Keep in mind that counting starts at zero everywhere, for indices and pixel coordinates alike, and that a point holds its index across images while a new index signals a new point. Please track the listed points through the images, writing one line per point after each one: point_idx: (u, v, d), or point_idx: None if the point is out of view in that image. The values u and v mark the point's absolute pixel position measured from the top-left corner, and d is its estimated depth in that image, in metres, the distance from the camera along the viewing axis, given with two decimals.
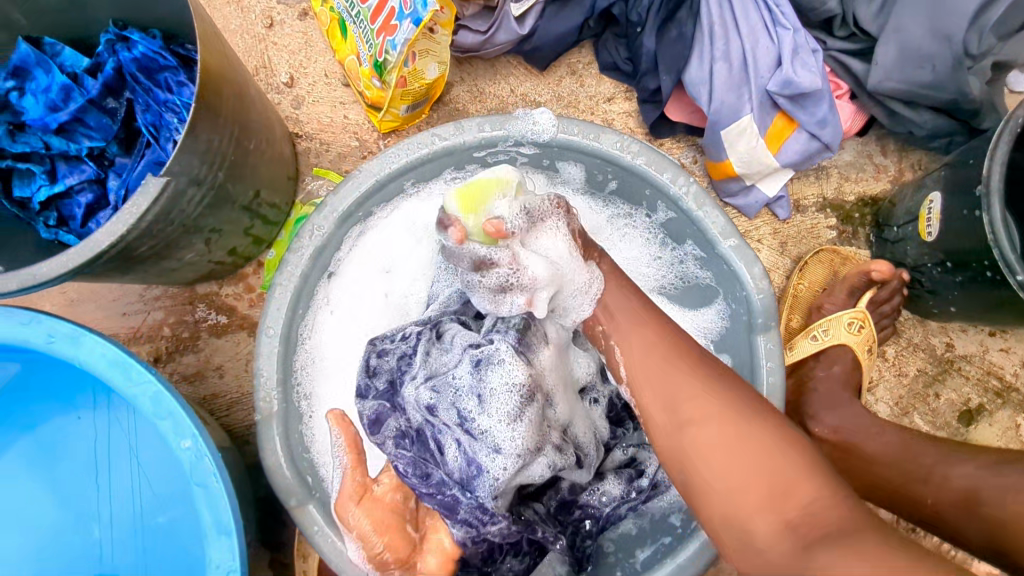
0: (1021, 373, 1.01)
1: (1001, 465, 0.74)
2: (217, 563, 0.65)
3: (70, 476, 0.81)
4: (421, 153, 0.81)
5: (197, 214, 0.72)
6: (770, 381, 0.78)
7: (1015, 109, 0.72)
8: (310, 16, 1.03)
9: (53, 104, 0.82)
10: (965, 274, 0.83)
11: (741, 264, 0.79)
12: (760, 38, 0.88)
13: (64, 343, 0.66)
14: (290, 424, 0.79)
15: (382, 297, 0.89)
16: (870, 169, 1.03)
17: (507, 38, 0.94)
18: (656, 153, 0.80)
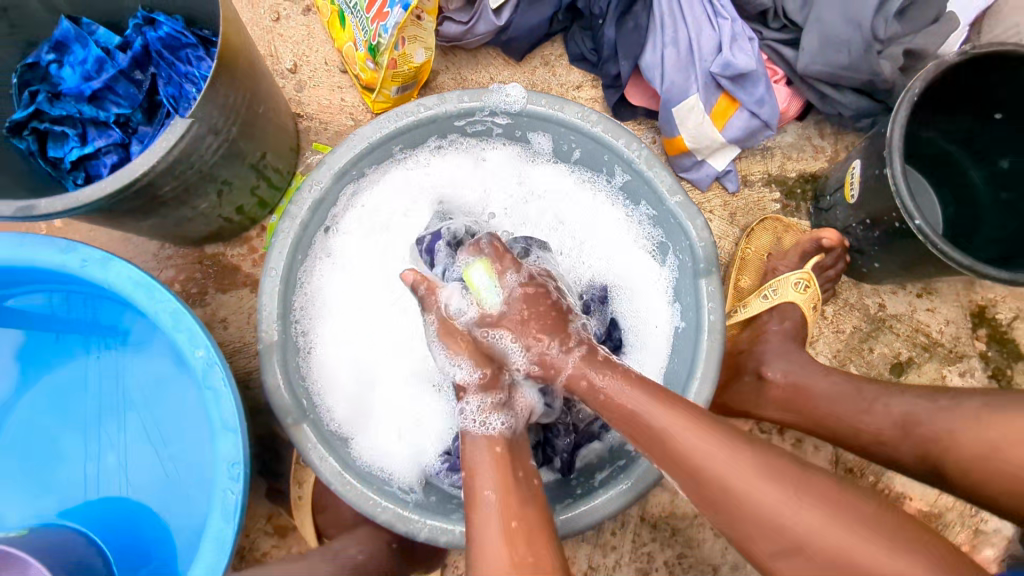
0: (946, 330, 1.13)
1: (934, 394, 0.79)
2: (224, 456, 0.75)
3: (88, 405, 0.90)
4: (409, 121, 0.90)
5: (213, 162, 0.84)
6: (710, 318, 0.88)
7: (912, 82, 0.85)
8: (312, 11, 1.16)
9: (87, 75, 0.94)
10: (882, 228, 0.96)
11: (685, 218, 0.90)
12: (703, 28, 1.02)
13: (96, 267, 0.77)
14: (288, 354, 0.88)
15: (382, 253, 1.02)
16: (810, 150, 1.14)
17: (487, 29, 1.07)
18: (614, 123, 0.91)
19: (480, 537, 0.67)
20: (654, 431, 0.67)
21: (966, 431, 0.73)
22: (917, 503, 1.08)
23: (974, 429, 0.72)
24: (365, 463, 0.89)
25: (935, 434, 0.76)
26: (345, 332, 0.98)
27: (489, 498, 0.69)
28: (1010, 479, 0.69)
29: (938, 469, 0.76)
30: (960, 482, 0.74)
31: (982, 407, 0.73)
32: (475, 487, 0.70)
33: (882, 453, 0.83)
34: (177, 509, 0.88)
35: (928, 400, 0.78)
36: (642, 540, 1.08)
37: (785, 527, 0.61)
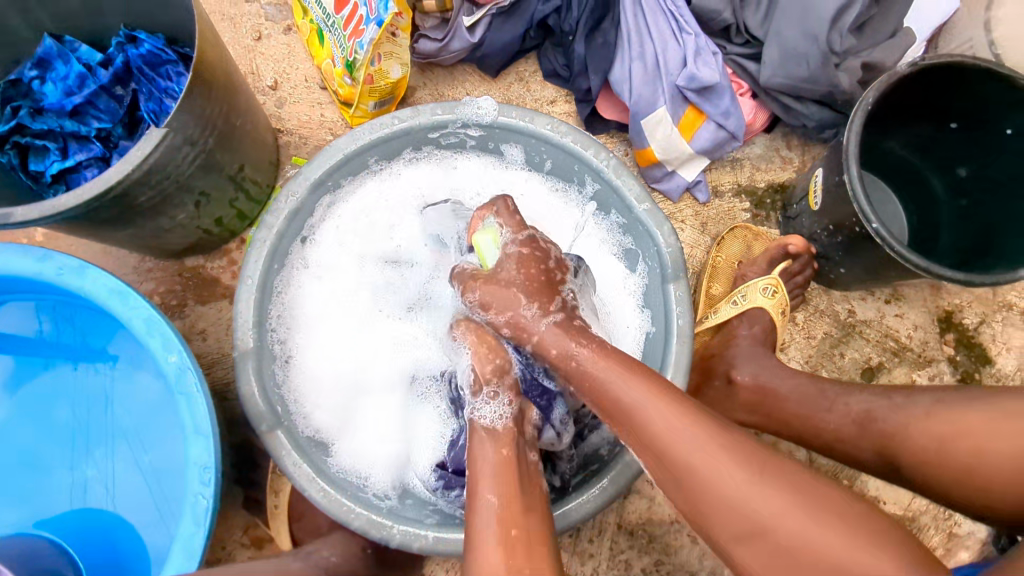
0: (914, 335, 1.15)
1: (889, 392, 0.82)
2: (195, 460, 0.75)
3: (66, 415, 0.91)
4: (383, 133, 0.92)
5: (190, 173, 0.86)
6: (679, 322, 0.90)
7: (866, 92, 0.90)
8: (293, 31, 1.20)
9: (69, 90, 0.97)
10: (844, 233, 0.99)
11: (653, 224, 0.92)
12: (669, 43, 1.06)
13: (72, 275, 0.78)
14: (264, 362, 0.89)
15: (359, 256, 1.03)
16: (778, 161, 1.17)
17: (461, 46, 1.11)
18: (583, 133, 0.94)
19: (480, 551, 0.64)
20: (613, 393, 0.68)
21: (919, 424, 0.77)
22: (890, 507, 1.09)
23: (926, 422, 0.76)
24: (341, 471, 0.90)
25: (890, 430, 0.80)
26: (325, 340, 0.99)
27: (490, 504, 0.67)
28: (953, 471, 0.73)
29: (896, 466, 0.79)
30: (914, 476, 0.77)
31: (933, 403, 0.77)
32: (478, 494, 0.69)
33: (846, 451, 0.85)
34: (154, 518, 0.89)
35: (885, 397, 0.82)
36: (619, 547, 1.08)
37: (710, 493, 0.61)
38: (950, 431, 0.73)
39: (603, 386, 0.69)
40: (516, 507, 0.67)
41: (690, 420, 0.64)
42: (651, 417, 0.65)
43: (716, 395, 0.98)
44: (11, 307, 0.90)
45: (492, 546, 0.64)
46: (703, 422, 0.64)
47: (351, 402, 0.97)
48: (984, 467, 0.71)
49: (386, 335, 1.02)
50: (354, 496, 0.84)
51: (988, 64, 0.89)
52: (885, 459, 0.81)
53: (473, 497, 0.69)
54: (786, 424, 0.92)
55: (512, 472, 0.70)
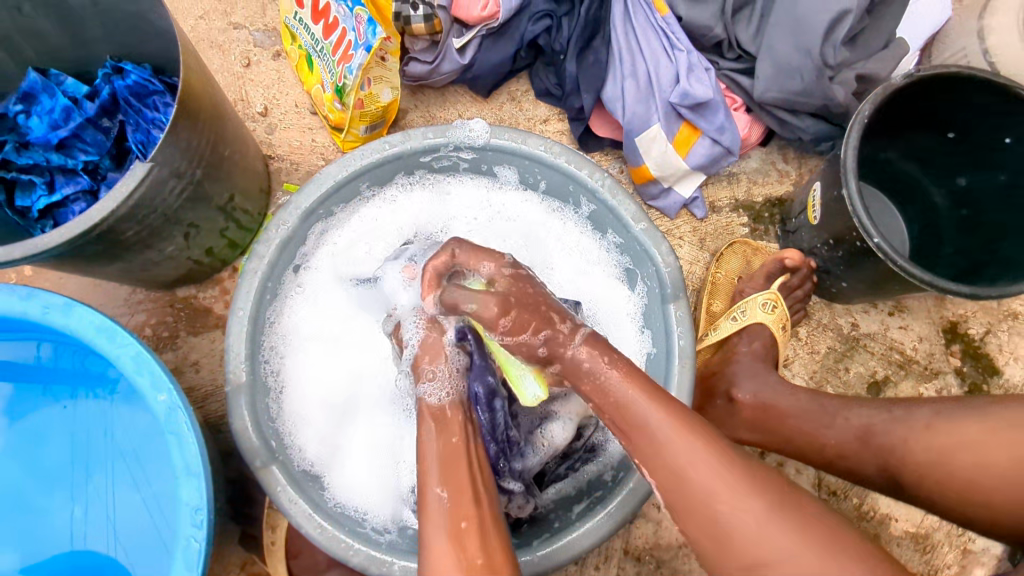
0: (920, 347, 1.13)
1: (890, 406, 0.81)
2: (186, 501, 0.73)
3: (54, 454, 0.89)
4: (374, 158, 0.91)
5: (177, 206, 0.84)
6: (681, 343, 0.88)
7: (862, 105, 0.89)
8: (282, 56, 1.19)
9: (55, 124, 0.95)
10: (845, 248, 0.98)
11: (650, 244, 0.90)
12: (661, 60, 1.05)
13: (57, 313, 0.76)
14: (257, 395, 0.86)
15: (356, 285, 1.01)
16: (774, 174, 1.16)
17: (451, 68, 1.10)
18: (577, 154, 0.92)
19: (430, 540, 0.63)
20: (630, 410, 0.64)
21: (917, 438, 0.76)
22: (902, 524, 1.07)
23: (927, 437, 0.75)
24: (337, 504, 0.87)
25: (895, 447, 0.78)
26: (320, 370, 0.97)
27: (439, 498, 0.66)
28: (957, 482, 0.72)
29: (901, 483, 0.77)
30: (918, 491, 0.76)
31: (932, 415, 0.76)
32: (428, 485, 0.67)
33: (852, 470, 0.83)
34: (147, 560, 0.86)
35: (884, 410, 0.80)
36: (626, 573, 1.06)
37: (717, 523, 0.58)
38: (949, 444, 0.73)
39: (625, 400, 0.64)
40: (462, 498, 0.65)
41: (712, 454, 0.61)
42: (667, 444, 0.61)
43: (718, 413, 0.96)
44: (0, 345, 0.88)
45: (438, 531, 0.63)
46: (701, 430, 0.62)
47: (344, 433, 0.95)
48: (984, 479, 0.70)
49: (380, 362, 1.00)
50: (352, 532, 0.82)
51: (984, 74, 0.88)
52: (890, 476, 0.79)
53: (423, 491, 0.67)
54: (787, 445, 0.89)
55: (458, 458, 0.69)
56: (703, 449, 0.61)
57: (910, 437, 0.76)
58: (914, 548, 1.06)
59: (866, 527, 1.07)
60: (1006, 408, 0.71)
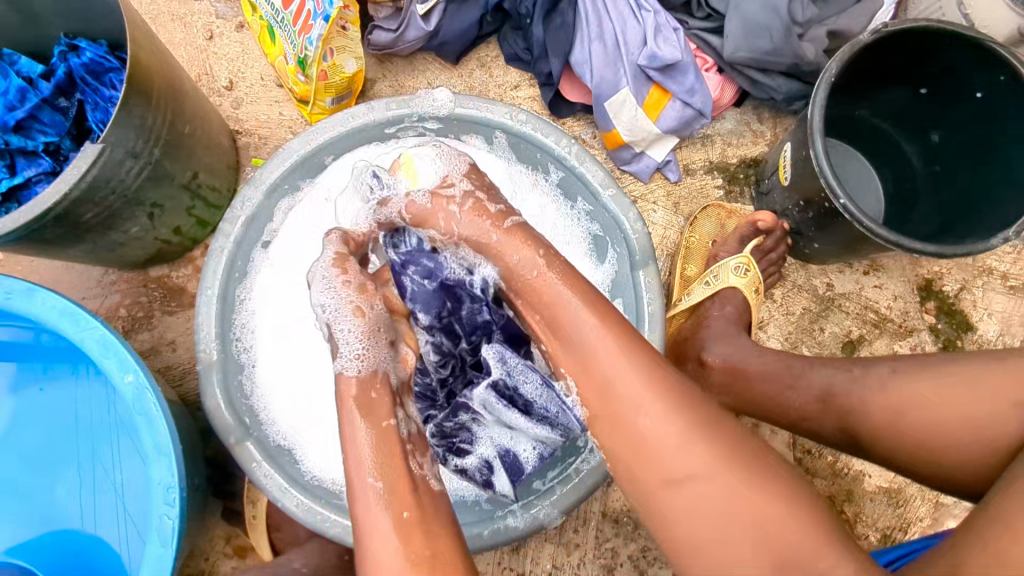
0: (894, 305, 1.13)
1: (852, 367, 0.81)
2: (158, 480, 0.74)
3: (32, 439, 0.90)
4: (338, 133, 0.89)
5: (138, 186, 0.84)
6: (650, 309, 0.87)
7: (830, 63, 0.87)
8: (245, 28, 1.16)
9: (11, 105, 0.93)
10: (815, 209, 0.97)
11: (618, 211, 0.89)
12: (628, 20, 1.04)
13: (21, 298, 0.76)
14: (228, 373, 0.86)
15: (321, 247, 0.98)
16: (749, 135, 1.15)
17: (416, 35, 1.07)
18: (542, 120, 0.91)
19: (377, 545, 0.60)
20: (603, 359, 0.60)
21: (874, 398, 0.76)
22: (876, 480, 1.09)
23: (882, 396, 0.75)
24: (313, 478, 0.88)
25: (848, 404, 0.78)
26: (284, 344, 0.94)
27: (374, 488, 0.63)
28: (920, 460, 0.72)
29: (857, 439, 0.78)
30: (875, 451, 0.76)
31: (889, 373, 0.76)
32: (358, 477, 0.64)
33: (813, 429, 0.84)
34: (131, 537, 0.88)
35: (844, 369, 0.81)
36: (605, 535, 1.05)
37: (663, 470, 0.55)
38: (905, 403, 0.73)
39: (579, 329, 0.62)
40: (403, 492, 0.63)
41: (671, 395, 0.57)
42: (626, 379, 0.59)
43: (690, 378, 0.96)
44: None
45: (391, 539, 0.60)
46: (652, 380, 0.58)
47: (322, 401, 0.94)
48: (940, 456, 0.70)
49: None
50: (328, 505, 0.83)
51: (954, 27, 0.86)
52: (846, 434, 0.79)
53: (355, 482, 0.64)
54: (754, 405, 0.89)
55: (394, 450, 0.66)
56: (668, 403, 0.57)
57: (868, 396, 0.77)
58: (887, 503, 1.08)
59: (841, 483, 1.09)
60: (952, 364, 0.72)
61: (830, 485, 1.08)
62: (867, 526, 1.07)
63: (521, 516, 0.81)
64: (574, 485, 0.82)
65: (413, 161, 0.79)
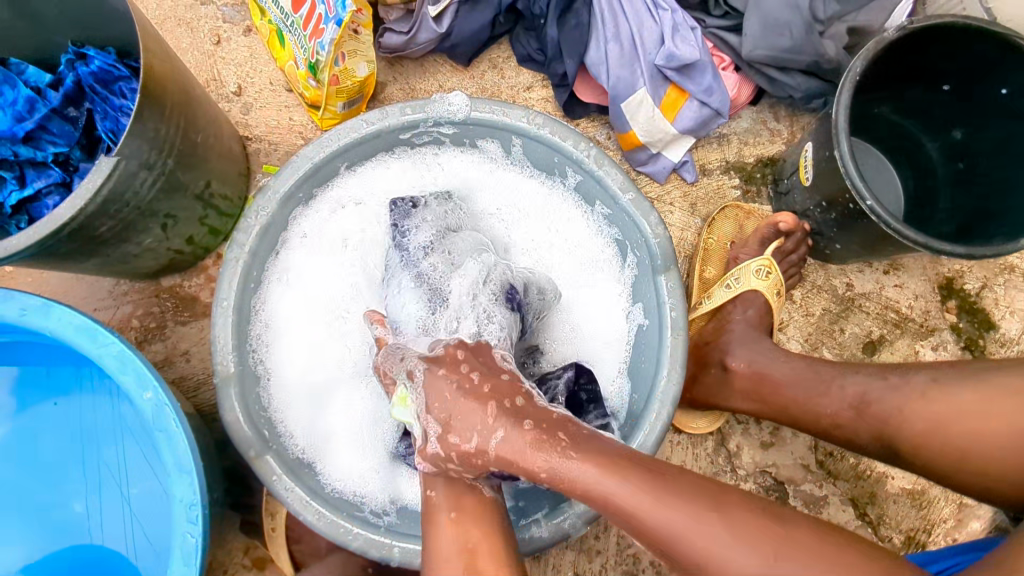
0: (915, 305, 1.12)
1: (882, 371, 0.80)
2: (180, 497, 0.73)
3: (47, 455, 0.88)
4: (352, 139, 0.88)
5: (151, 197, 0.82)
6: (673, 315, 0.86)
7: (854, 61, 0.86)
8: (253, 32, 1.14)
9: (19, 116, 0.92)
10: (838, 209, 0.96)
11: (638, 214, 0.88)
12: (644, 19, 1.02)
13: (36, 314, 0.74)
14: (245, 384, 0.85)
15: (339, 253, 0.98)
16: (766, 134, 1.13)
17: (428, 37, 1.06)
18: (559, 123, 0.89)
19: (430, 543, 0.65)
20: (604, 496, 0.59)
21: (914, 406, 0.74)
22: (899, 482, 1.07)
23: (921, 405, 0.74)
24: (333, 489, 0.87)
25: (888, 413, 0.77)
26: (305, 360, 0.94)
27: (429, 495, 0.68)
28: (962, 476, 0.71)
29: (889, 446, 0.77)
30: (914, 459, 0.75)
31: (930, 383, 0.74)
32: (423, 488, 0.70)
33: (840, 434, 0.83)
34: (149, 551, 0.87)
35: (880, 378, 0.79)
36: (626, 542, 1.04)
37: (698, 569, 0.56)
38: (946, 413, 0.72)
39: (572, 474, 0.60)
40: (455, 494, 0.67)
41: (667, 495, 0.58)
42: (624, 487, 0.59)
43: (713, 383, 0.95)
44: None
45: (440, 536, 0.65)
46: (637, 476, 0.59)
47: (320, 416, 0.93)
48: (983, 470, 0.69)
49: (350, 353, 0.97)
50: (350, 518, 0.81)
51: (981, 24, 0.85)
52: (876, 438, 0.78)
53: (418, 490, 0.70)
54: (780, 410, 0.88)
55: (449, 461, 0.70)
56: (668, 490, 0.59)
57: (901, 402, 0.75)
58: (911, 505, 1.07)
59: (864, 485, 1.07)
60: (993, 373, 0.71)
61: (853, 488, 1.07)
62: (890, 528, 1.06)
63: (545, 526, 0.79)
64: (596, 499, 0.79)
65: (408, 390, 0.69)
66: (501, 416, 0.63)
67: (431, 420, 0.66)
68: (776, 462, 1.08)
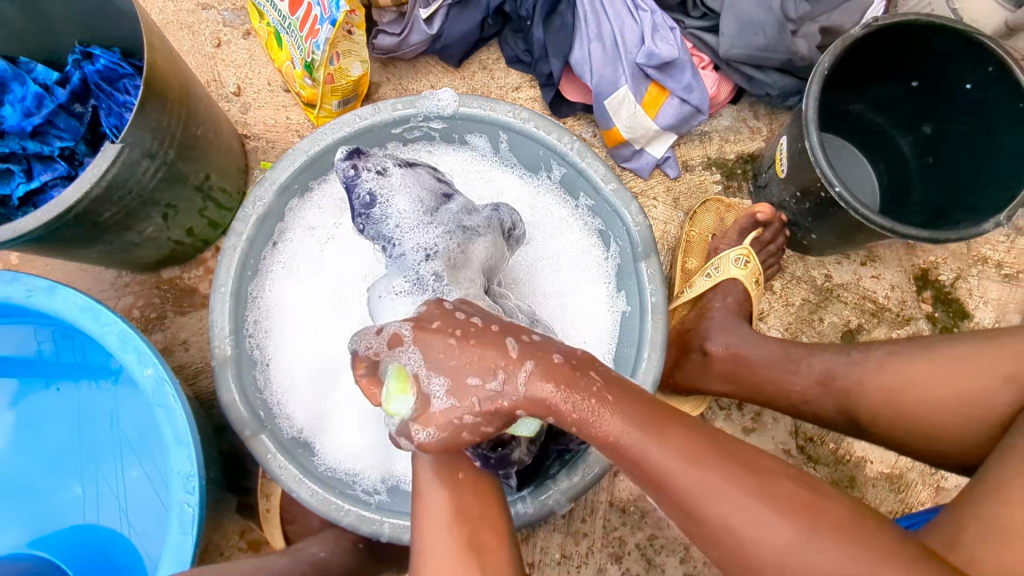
0: (892, 295, 1.16)
1: (848, 348, 0.84)
2: (178, 469, 0.76)
3: (50, 437, 0.92)
4: (346, 133, 0.92)
5: (153, 187, 0.86)
6: (653, 299, 0.89)
7: (823, 57, 0.90)
8: (252, 35, 1.19)
9: (28, 111, 0.96)
10: (812, 199, 1.00)
11: (620, 204, 0.91)
12: (625, 19, 1.07)
13: (42, 295, 0.78)
14: (243, 367, 0.88)
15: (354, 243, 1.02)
16: (746, 131, 1.17)
17: (420, 39, 1.10)
18: (544, 118, 0.93)
19: (427, 493, 0.66)
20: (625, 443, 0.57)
21: (874, 379, 0.78)
22: (878, 466, 1.10)
23: (881, 374, 0.77)
24: (328, 469, 0.90)
25: (849, 386, 0.81)
26: (302, 349, 0.97)
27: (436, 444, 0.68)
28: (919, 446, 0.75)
29: (854, 419, 0.80)
30: (872, 426, 0.78)
31: (888, 357, 0.79)
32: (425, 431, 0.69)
33: (810, 409, 0.86)
34: (146, 530, 0.90)
35: (844, 355, 0.83)
36: (612, 524, 1.07)
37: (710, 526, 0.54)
38: (901, 381, 0.75)
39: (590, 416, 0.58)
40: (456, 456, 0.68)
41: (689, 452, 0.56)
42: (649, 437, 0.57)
43: (693, 367, 0.98)
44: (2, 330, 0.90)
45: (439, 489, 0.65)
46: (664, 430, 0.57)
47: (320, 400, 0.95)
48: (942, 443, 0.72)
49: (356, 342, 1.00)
50: (342, 494, 0.84)
51: (942, 20, 0.89)
52: (842, 412, 0.82)
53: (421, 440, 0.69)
54: (754, 389, 0.92)
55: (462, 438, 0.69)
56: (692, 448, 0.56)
57: (864, 376, 0.79)
58: (889, 488, 1.10)
59: (843, 470, 1.10)
60: (950, 345, 0.73)
61: (833, 472, 1.10)
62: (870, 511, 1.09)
63: (530, 502, 0.82)
64: (580, 477, 0.82)
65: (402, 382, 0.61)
66: (525, 352, 0.59)
67: (435, 374, 0.59)
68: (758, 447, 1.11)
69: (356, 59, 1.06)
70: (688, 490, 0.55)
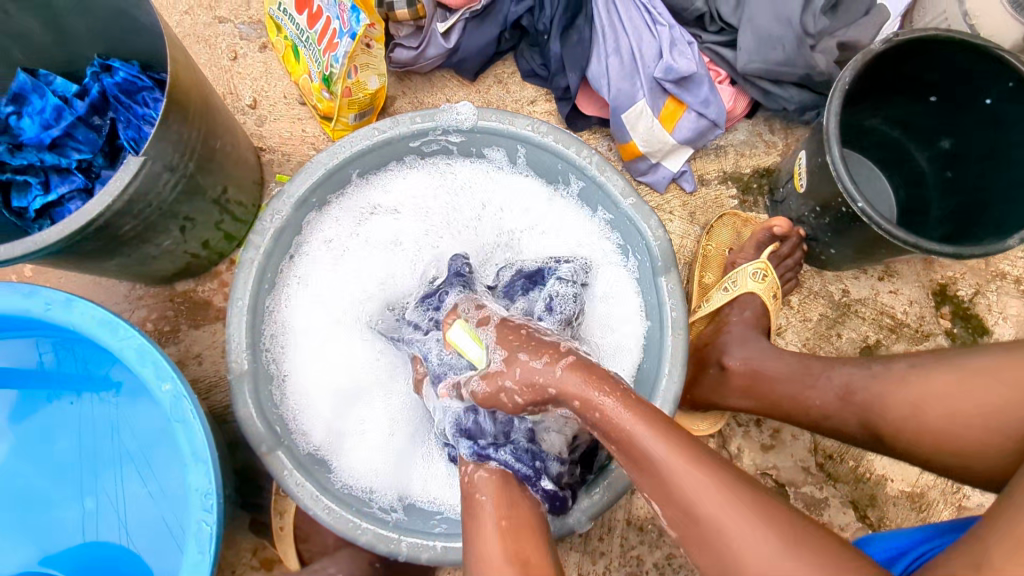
0: (910, 310, 1.15)
1: (870, 363, 0.83)
2: (196, 487, 0.75)
3: (63, 452, 0.91)
4: (364, 146, 0.91)
5: (172, 200, 0.86)
6: (673, 314, 0.88)
7: (843, 72, 0.90)
8: (268, 48, 1.19)
9: (46, 123, 0.96)
10: (831, 214, 0.99)
11: (639, 218, 0.91)
12: (643, 34, 1.07)
13: (59, 308, 0.77)
14: (259, 381, 0.87)
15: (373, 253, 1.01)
16: (762, 145, 1.17)
17: (437, 53, 1.11)
18: (563, 132, 0.92)
19: (478, 548, 0.66)
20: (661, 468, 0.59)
21: (895, 394, 0.77)
22: (898, 484, 1.09)
23: (902, 391, 0.76)
24: (344, 486, 0.88)
25: (869, 399, 0.79)
26: (318, 362, 0.96)
27: (479, 498, 0.70)
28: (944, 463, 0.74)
29: (877, 436, 0.79)
30: (895, 442, 0.77)
31: (909, 369, 0.78)
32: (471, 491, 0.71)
33: (831, 426, 0.85)
34: (160, 546, 0.89)
35: (864, 367, 0.82)
36: (630, 543, 1.05)
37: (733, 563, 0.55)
38: (916, 395, 0.74)
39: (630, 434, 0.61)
40: (502, 503, 0.68)
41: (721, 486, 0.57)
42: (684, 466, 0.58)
43: (711, 382, 0.97)
44: (16, 343, 0.90)
45: (489, 541, 0.65)
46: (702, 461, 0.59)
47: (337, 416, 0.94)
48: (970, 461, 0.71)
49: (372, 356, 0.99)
50: (359, 512, 0.83)
51: (963, 35, 0.89)
52: (864, 429, 0.80)
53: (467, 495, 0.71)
54: (774, 406, 0.91)
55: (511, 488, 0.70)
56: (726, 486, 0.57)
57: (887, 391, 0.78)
58: (910, 507, 1.08)
59: (863, 488, 1.09)
60: (970, 356, 0.73)
61: (852, 490, 1.09)
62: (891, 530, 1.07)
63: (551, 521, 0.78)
64: (600, 495, 0.80)
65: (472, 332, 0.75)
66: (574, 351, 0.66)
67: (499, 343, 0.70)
68: (776, 464, 1.09)
69: (375, 71, 1.06)
70: (713, 519, 0.56)
